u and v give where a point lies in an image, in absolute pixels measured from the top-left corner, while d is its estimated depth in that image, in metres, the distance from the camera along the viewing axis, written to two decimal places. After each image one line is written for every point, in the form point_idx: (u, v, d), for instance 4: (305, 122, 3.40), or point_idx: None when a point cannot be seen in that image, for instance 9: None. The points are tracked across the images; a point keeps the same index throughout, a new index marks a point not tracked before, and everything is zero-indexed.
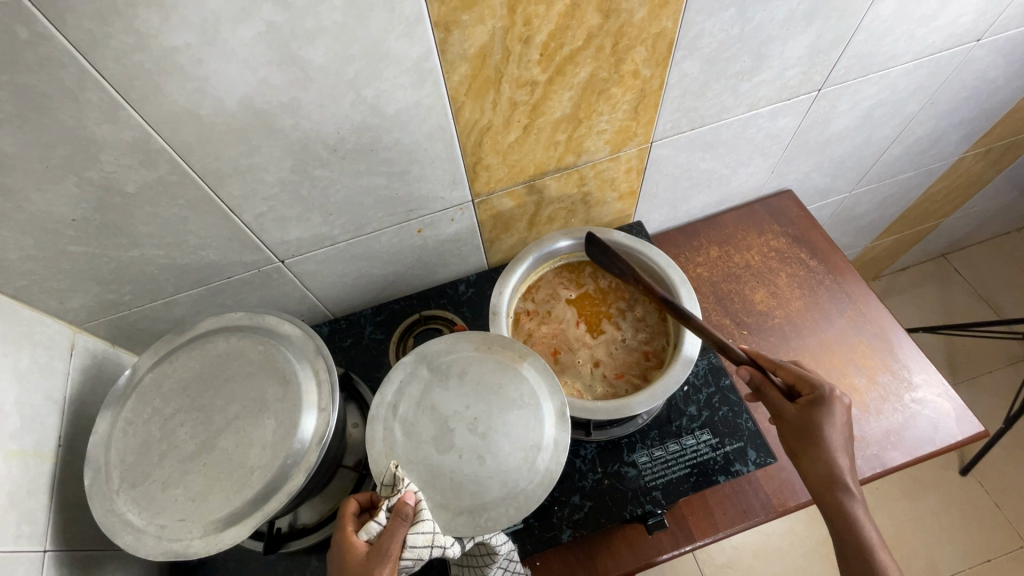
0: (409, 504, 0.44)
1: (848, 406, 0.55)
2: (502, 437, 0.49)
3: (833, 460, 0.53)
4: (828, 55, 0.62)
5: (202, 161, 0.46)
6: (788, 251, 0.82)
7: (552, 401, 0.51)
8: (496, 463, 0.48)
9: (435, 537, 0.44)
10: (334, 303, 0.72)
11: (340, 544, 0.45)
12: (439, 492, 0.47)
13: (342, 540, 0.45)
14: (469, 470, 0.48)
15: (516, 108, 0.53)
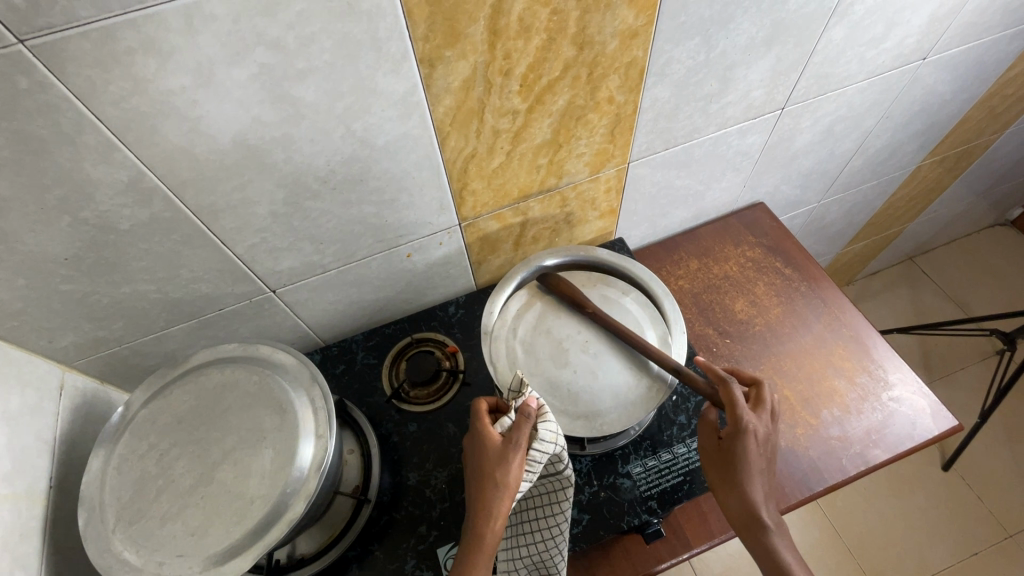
0: (532, 405, 0.47)
1: (767, 437, 0.55)
2: (614, 358, 0.55)
3: (748, 497, 0.54)
4: (787, 76, 0.66)
5: (196, 197, 0.47)
6: (764, 260, 0.86)
7: (653, 331, 0.58)
8: (608, 378, 0.54)
9: (558, 435, 0.46)
10: (326, 330, 0.73)
11: (474, 437, 0.48)
12: (559, 399, 0.53)
13: (477, 430, 0.48)
14: (585, 381, 0.54)
15: (499, 136, 0.55)
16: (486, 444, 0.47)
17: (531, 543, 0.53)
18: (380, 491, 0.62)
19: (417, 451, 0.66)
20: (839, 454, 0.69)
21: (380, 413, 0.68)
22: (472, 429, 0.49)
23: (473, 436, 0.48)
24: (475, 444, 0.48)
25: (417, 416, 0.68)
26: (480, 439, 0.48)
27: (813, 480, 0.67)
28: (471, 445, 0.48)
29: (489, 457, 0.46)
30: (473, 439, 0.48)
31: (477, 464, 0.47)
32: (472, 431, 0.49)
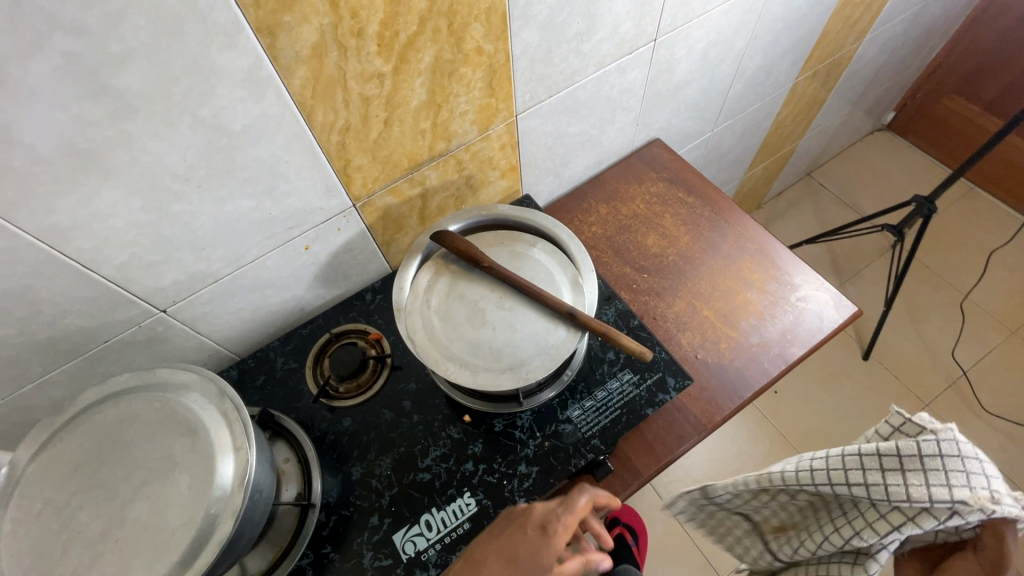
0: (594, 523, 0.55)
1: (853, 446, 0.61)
2: (528, 308, 0.55)
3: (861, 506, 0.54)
4: (652, 5, 0.67)
5: (33, 219, 0.42)
6: (667, 193, 0.88)
7: (564, 275, 0.58)
8: (526, 328, 0.54)
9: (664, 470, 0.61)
10: (237, 342, 0.68)
11: (566, 514, 0.51)
12: (482, 358, 0.52)
13: (574, 513, 0.52)
14: (504, 336, 0.54)
15: (370, 103, 0.53)
16: (557, 519, 0.51)
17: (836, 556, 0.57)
18: (325, 493, 0.61)
19: (356, 445, 0.64)
20: (761, 359, 0.73)
21: (311, 416, 0.66)
22: (569, 504, 0.52)
23: (561, 508, 0.52)
24: (553, 513, 0.52)
25: (350, 411, 0.66)
26: (559, 514, 0.51)
27: (742, 388, 0.70)
28: (555, 507, 0.52)
29: (547, 534, 0.50)
30: (557, 509, 0.52)
31: (532, 524, 0.51)
32: (568, 506, 0.52)
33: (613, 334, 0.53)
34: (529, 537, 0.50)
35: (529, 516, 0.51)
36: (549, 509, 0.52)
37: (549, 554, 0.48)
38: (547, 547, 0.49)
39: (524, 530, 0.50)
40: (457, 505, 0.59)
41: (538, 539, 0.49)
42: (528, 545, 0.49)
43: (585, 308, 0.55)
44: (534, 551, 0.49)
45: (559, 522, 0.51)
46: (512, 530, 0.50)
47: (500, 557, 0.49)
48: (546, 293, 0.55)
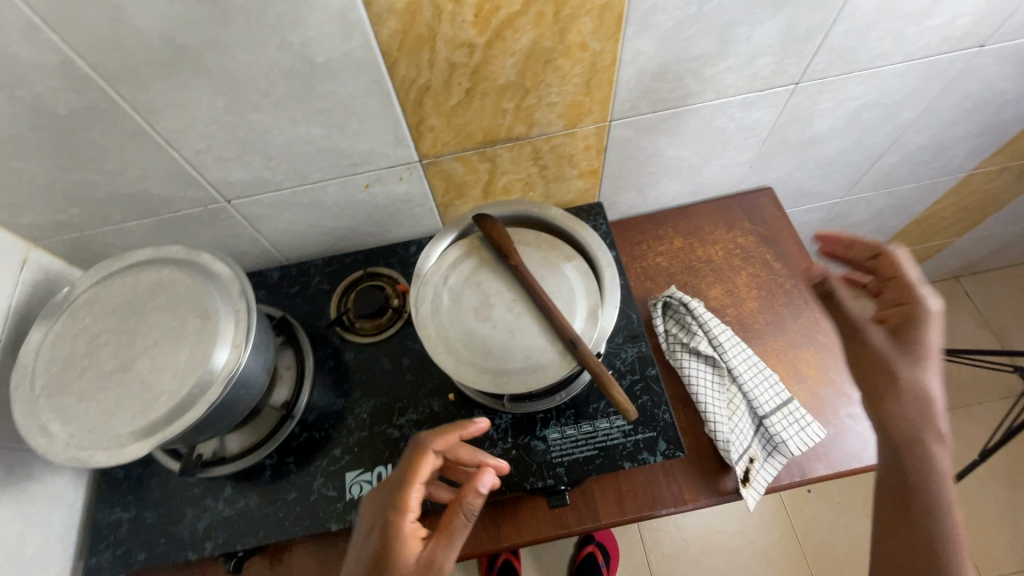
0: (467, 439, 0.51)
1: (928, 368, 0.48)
2: (535, 320, 0.53)
3: (922, 380, 0.48)
4: (803, 45, 0.59)
5: (131, 92, 0.47)
6: (754, 250, 0.80)
7: (586, 301, 0.55)
8: (524, 339, 0.52)
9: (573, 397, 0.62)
10: (287, 249, 0.74)
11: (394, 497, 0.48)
12: (470, 351, 0.52)
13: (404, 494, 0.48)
14: (500, 338, 0.53)
15: (455, 70, 0.52)
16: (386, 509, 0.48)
17: (752, 369, 0.67)
18: (308, 410, 0.65)
19: (350, 379, 0.67)
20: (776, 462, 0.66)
21: (323, 337, 0.71)
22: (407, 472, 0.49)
23: (390, 489, 0.49)
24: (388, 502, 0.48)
25: (356, 346, 0.70)
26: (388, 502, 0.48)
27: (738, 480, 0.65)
28: (386, 491, 0.49)
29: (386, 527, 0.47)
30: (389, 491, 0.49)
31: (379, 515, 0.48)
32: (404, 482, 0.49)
33: (607, 379, 0.50)
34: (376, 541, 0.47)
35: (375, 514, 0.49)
36: (384, 491, 0.50)
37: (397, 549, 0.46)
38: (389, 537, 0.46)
39: (372, 531, 0.48)
40: None
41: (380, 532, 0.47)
42: (377, 542, 0.47)
43: (591, 343, 0.52)
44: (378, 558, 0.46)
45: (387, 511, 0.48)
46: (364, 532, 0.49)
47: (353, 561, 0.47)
48: (558, 312, 0.53)
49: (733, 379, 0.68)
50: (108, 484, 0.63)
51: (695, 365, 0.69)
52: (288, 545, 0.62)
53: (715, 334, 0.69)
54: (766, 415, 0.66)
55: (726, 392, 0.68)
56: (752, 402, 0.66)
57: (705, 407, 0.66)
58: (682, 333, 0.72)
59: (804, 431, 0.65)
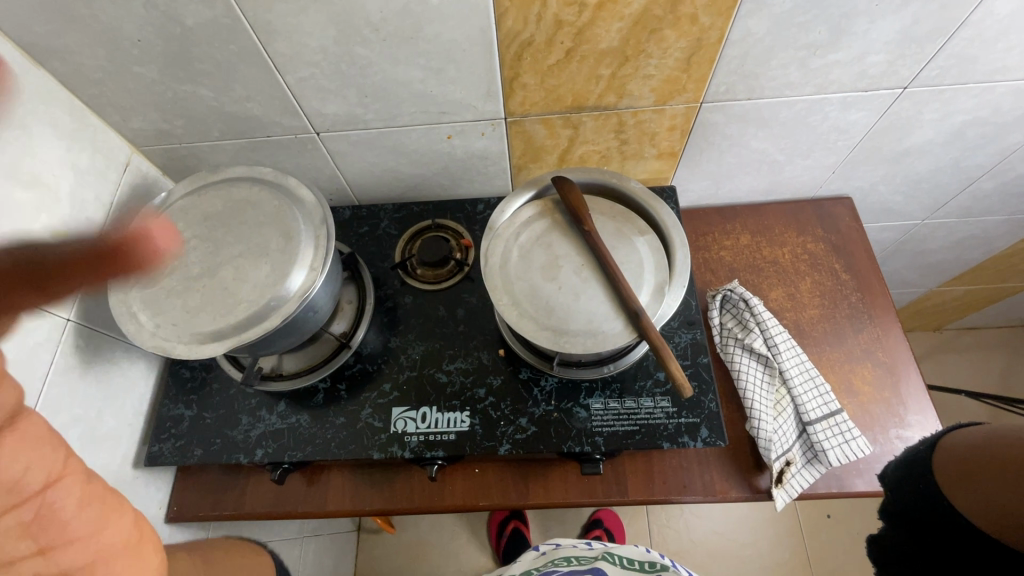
0: None
1: None
2: (601, 287, 0.54)
3: None
4: (921, 47, 0.56)
5: (254, 11, 0.50)
6: (824, 258, 0.78)
7: (654, 276, 0.55)
8: (588, 303, 0.53)
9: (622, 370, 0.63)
10: (360, 189, 0.76)
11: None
12: (534, 306, 0.53)
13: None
14: (564, 299, 0.53)
15: (561, 28, 0.52)
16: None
17: (805, 375, 0.66)
18: (363, 344, 0.68)
19: (406, 321, 0.70)
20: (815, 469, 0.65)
21: (385, 278, 0.73)
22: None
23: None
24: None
25: (415, 292, 0.72)
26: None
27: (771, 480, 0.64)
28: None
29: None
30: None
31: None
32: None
33: (665, 354, 0.51)
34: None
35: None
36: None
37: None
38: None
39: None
40: (454, 416, 0.63)
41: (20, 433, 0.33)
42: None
43: (655, 317, 0.52)
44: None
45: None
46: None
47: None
48: (626, 282, 0.53)
49: (783, 381, 0.67)
50: (174, 382, 0.68)
51: (746, 362, 0.68)
52: (328, 466, 0.66)
53: (772, 335, 0.68)
54: (811, 421, 0.64)
55: (774, 392, 0.67)
56: (799, 407, 0.65)
57: (750, 404, 0.66)
58: (739, 327, 0.71)
59: (848, 444, 0.63)
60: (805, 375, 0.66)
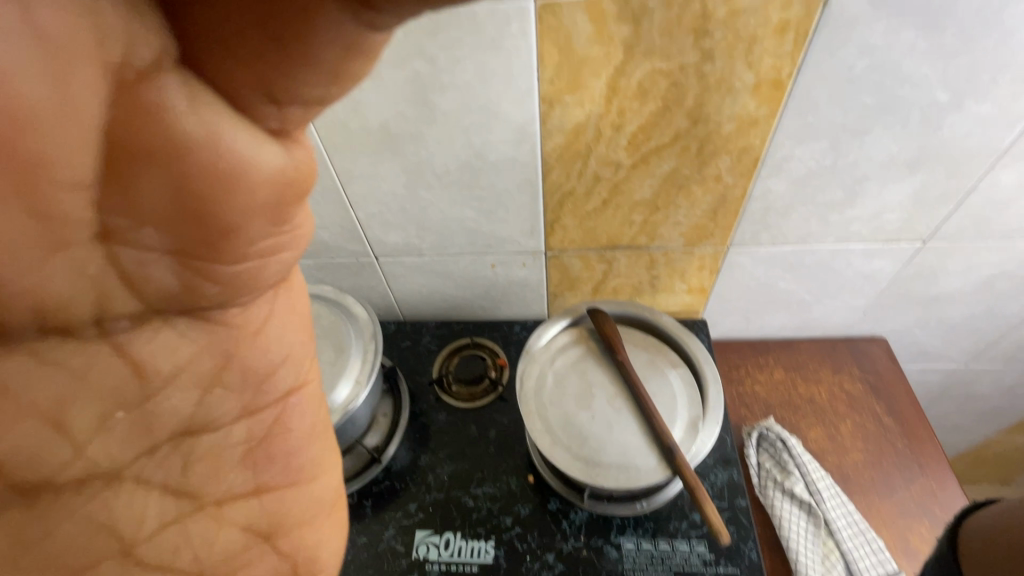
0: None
1: None
2: (633, 419, 0.55)
3: None
4: (934, 208, 0.61)
5: (342, 161, 0.59)
6: (864, 399, 0.76)
7: (687, 412, 0.56)
8: (621, 435, 0.54)
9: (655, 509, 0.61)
10: (407, 306, 0.82)
11: (258, 46, 0.21)
12: (567, 435, 0.54)
13: (246, 72, 0.22)
14: (597, 429, 0.54)
15: (599, 182, 0.60)
16: (277, 118, 0.25)
17: (854, 528, 0.62)
18: (393, 459, 0.69)
19: (437, 439, 0.70)
20: None
21: (421, 393, 0.75)
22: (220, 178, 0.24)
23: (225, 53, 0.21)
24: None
25: (448, 408, 0.73)
26: (239, 78, 0.22)
27: None
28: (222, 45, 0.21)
29: (223, 175, 0.24)
30: (280, 95, 0.23)
31: (163, 140, 0.23)
32: (341, 78, 0.23)
33: (700, 495, 0.49)
34: (96, 235, 0.25)
35: (99, 112, 0.22)
36: (197, 126, 0.23)
37: (25, 139, 0.21)
38: (148, 175, 0.24)
39: (76, 227, 0.24)
40: (477, 544, 0.61)
41: (264, 256, 0.29)
42: (165, 230, 0.26)
43: (689, 455, 0.52)
44: (115, 159, 0.23)
45: (268, 120, 0.24)
46: (57, 185, 0.23)
47: (152, 293, 0.28)
48: (659, 416, 0.54)
49: (829, 533, 0.63)
50: None
51: (788, 508, 0.65)
52: None
53: (813, 480, 0.66)
54: None
55: (821, 545, 0.62)
56: (851, 565, 0.60)
57: (796, 558, 0.61)
58: (777, 468, 0.68)
59: None
60: (852, 528, 0.62)
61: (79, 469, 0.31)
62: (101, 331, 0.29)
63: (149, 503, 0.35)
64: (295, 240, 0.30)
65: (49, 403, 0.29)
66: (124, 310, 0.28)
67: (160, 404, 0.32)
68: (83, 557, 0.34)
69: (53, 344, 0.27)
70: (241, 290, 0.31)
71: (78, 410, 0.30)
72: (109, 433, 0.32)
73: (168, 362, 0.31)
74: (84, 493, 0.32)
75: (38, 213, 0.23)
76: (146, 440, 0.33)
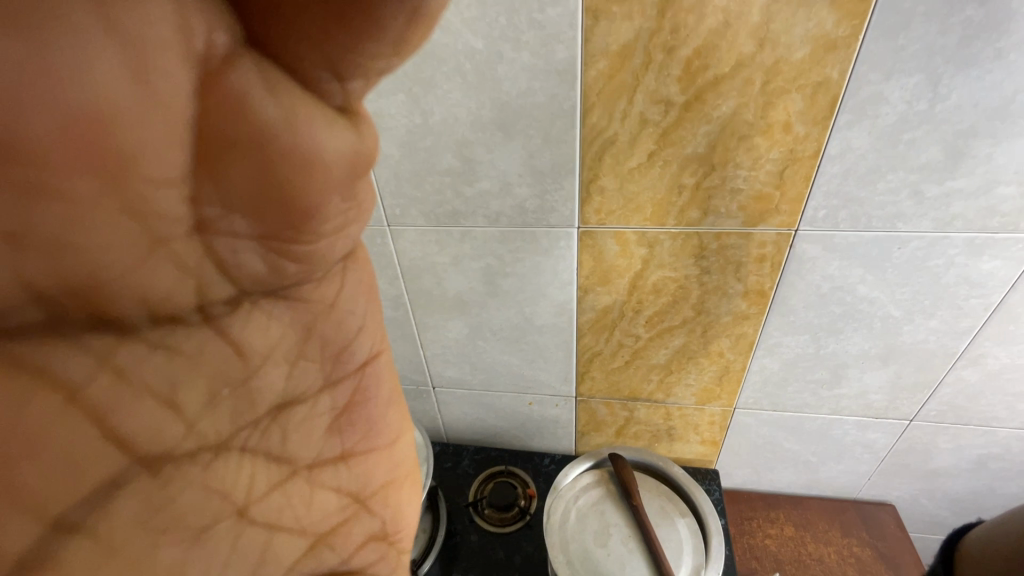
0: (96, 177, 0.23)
1: None
2: (643, 561, 0.63)
3: None
4: (913, 393, 0.71)
5: (420, 315, 0.76)
6: (872, 565, 0.80)
7: (691, 559, 0.64)
8: (632, 574, 0.61)
9: None
10: (452, 430, 0.94)
11: (320, 23, 0.22)
12: (585, 569, 0.62)
13: (312, 51, 0.23)
14: (611, 566, 0.62)
15: (622, 347, 0.74)
16: (342, 93, 0.25)
17: None
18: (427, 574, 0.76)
19: (467, 560, 0.78)
20: None
21: (456, 513, 0.85)
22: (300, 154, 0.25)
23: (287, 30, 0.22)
24: (55, 46, 0.19)
25: (479, 530, 0.82)
26: (303, 54, 0.23)
27: None
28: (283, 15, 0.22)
29: (302, 158, 0.25)
30: (346, 70, 0.24)
31: (246, 127, 0.24)
32: (403, 48, 0.23)
33: None
34: (190, 228, 0.26)
35: (184, 106, 0.23)
36: (273, 110, 0.24)
37: (123, 136, 0.22)
38: (235, 163, 0.25)
39: (175, 223, 0.25)
40: None
41: (340, 231, 0.31)
42: (251, 218, 0.27)
43: None
44: (206, 151, 0.24)
45: (334, 98, 0.25)
46: (147, 182, 0.23)
47: (242, 278, 0.30)
48: (666, 561, 0.62)
49: None
50: None
51: None
52: None
53: None
54: None
55: None
56: None
57: None
58: None
59: None
60: None
61: (194, 442, 0.31)
62: (204, 317, 0.30)
63: (256, 471, 0.35)
64: (360, 215, 0.31)
65: (162, 388, 0.29)
66: (219, 295, 0.30)
67: (260, 380, 0.34)
68: (200, 520, 0.32)
69: (162, 333, 0.28)
70: (315, 267, 0.32)
71: (186, 390, 0.30)
72: (214, 410, 0.32)
73: (263, 341, 0.33)
74: (199, 464, 0.32)
75: (135, 212, 0.24)
76: (249, 415, 0.34)
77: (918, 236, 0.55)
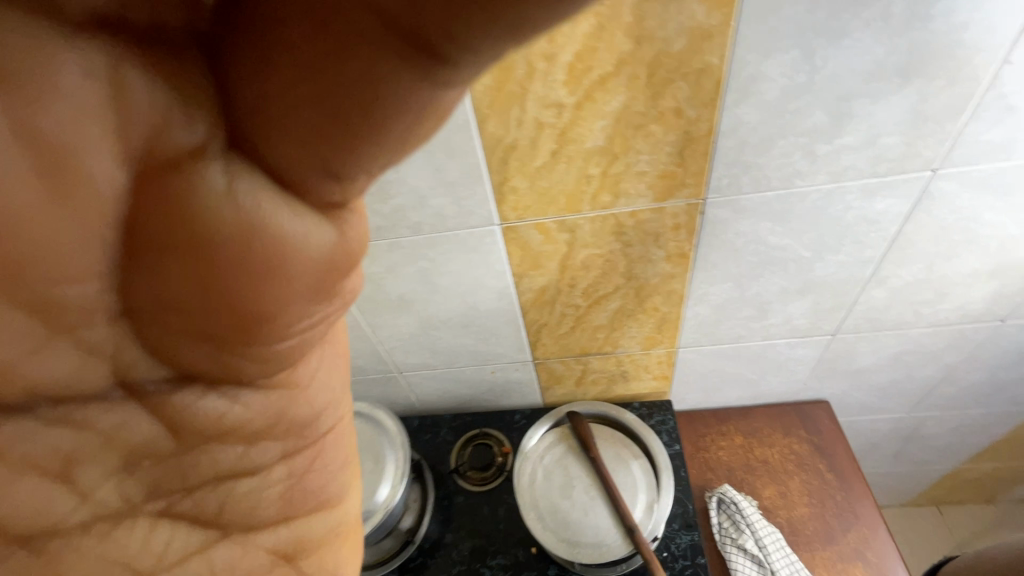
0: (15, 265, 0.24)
1: None
2: (604, 505, 0.72)
3: None
4: (831, 314, 0.77)
5: (370, 318, 0.79)
6: (809, 458, 0.92)
7: (645, 496, 0.73)
8: (594, 519, 0.71)
9: None
10: (427, 404, 1.01)
11: (326, 127, 0.22)
12: (554, 521, 0.71)
13: (305, 159, 0.23)
14: (576, 515, 0.71)
15: (565, 316, 0.78)
16: (343, 195, 0.26)
17: None
18: (424, 538, 0.86)
19: (457, 519, 0.88)
20: None
21: (443, 478, 0.93)
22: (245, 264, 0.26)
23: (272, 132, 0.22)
24: None
25: (464, 491, 0.91)
26: (295, 156, 0.23)
27: None
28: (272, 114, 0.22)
29: (253, 263, 0.26)
30: (342, 171, 0.24)
31: (181, 232, 0.24)
32: (407, 144, 0.22)
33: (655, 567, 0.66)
34: (112, 318, 0.27)
35: (118, 203, 0.24)
36: (230, 210, 0.24)
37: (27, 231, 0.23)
38: (165, 262, 0.25)
39: (90, 314, 0.26)
40: None
41: (309, 328, 0.33)
42: (185, 316, 0.28)
43: (647, 533, 0.69)
44: (138, 247, 0.25)
45: (332, 199, 0.26)
46: (53, 281, 0.24)
47: (183, 365, 0.31)
48: (623, 502, 0.71)
49: None
50: None
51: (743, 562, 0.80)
52: None
53: (761, 536, 0.82)
54: None
55: None
56: None
57: None
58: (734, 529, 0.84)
59: None
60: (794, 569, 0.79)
61: (86, 512, 0.32)
62: (129, 393, 0.31)
63: (174, 535, 0.37)
64: (338, 309, 0.33)
65: (50, 460, 0.30)
66: (152, 375, 0.31)
67: (197, 457, 0.35)
68: None
69: (69, 411, 0.29)
70: (276, 363, 0.34)
71: (86, 468, 0.31)
72: (123, 479, 0.33)
73: (216, 425, 0.34)
74: (89, 538, 0.33)
75: (42, 304, 0.25)
76: (181, 483, 0.36)
77: (815, 189, 0.58)
